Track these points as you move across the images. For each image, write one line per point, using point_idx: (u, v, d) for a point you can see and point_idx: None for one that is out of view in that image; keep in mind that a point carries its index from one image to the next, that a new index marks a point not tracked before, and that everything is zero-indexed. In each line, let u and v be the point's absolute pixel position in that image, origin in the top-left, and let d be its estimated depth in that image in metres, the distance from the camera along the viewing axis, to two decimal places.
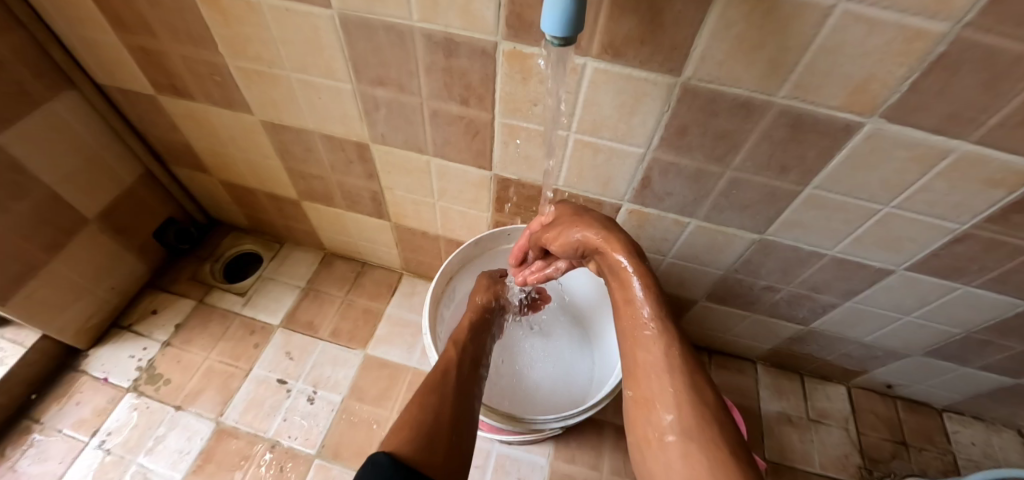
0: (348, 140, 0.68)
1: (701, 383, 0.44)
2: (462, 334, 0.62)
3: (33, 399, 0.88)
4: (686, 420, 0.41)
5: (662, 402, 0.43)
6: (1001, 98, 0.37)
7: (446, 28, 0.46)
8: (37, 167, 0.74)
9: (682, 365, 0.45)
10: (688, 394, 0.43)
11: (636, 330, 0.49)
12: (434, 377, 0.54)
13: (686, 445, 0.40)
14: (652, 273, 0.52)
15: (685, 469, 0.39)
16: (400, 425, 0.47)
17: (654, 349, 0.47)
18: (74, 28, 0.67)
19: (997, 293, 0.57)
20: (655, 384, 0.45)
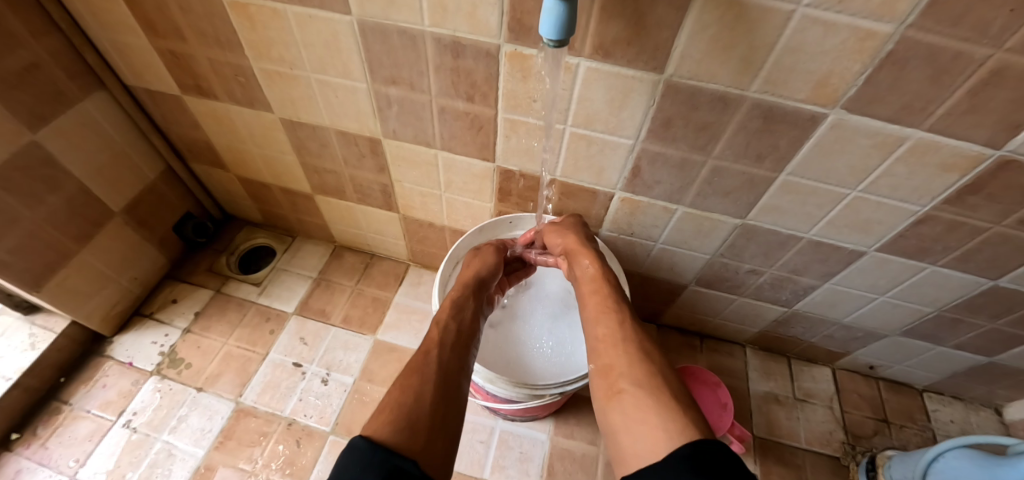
0: (361, 136, 0.73)
1: (649, 350, 0.52)
2: (445, 313, 0.62)
3: (62, 383, 0.93)
4: (639, 377, 0.48)
5: (617, 364, 0.51)
6: (945, 89, 0.42)
7: (454, 32, 0.52)
8: (69, 162, 0.80)
9: (634, 338, 0.53)
10: (637, 356, 0.50)
11: (600, 314, 0.58)
12: (415, 360, 0.54)
13: (637, 395, 0.46)
14: (611, 275, 0.64)
15: (635, 411, 0.44)
16: (379, 412, 0.46)
17: (611, 327, 0.55)
18: (107, 33, 0.72)
19: (961, 271, 0.62)
20: (611, 352, 0.52)
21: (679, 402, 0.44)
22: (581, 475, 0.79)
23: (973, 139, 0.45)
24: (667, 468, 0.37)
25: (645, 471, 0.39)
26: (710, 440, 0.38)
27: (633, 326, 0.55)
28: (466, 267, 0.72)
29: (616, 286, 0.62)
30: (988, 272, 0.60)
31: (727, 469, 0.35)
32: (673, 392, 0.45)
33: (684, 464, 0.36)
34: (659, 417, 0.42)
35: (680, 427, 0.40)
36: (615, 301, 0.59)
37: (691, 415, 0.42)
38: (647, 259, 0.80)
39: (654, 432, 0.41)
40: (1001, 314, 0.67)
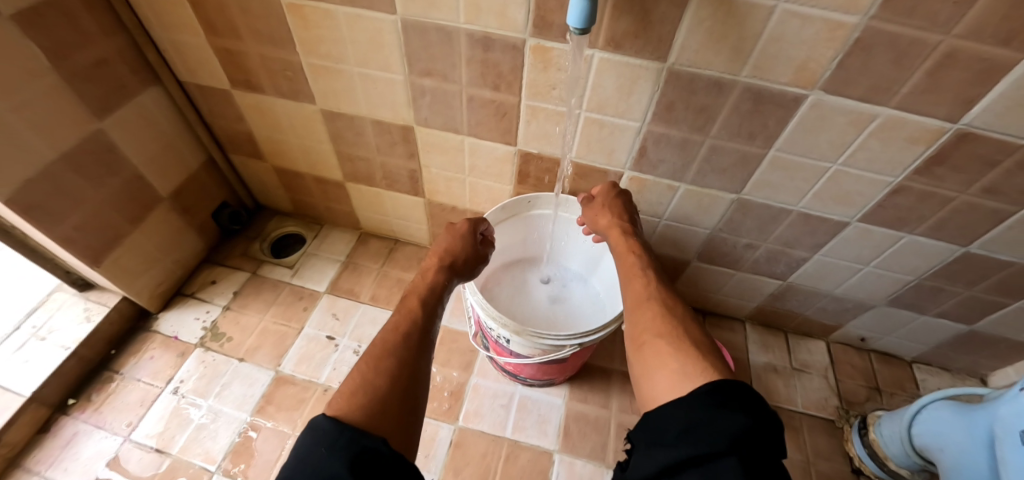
0: (395, 124, 0.82)
1: (676, 311, 0.58)
2: (415, 302, 0.63)
3: (113, 354, 1.02)
4: (661, 327, 0.55)
5: (645, 322, 0.57)
6: (908, 71, 0.49)
7: (485, 28, 0.60)
8: (128, 150, 0.89)
9: (661, 301, 0.60)
10: (664, 315, 0.57)
11: (628, 279, 0.66)
12: (389, 339, 0.55)
13: (660, 342, 0.53)
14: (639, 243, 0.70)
15: (657, 356, 0.52)
16: (349, 392, 0.47)
17: (638, 289, 0.63)
18: (169, 34, 0.82)
19: (935, 239, 0.69)
20: (638, 310, 0.60)
21: (697, 351, 0.50)
22: (594, 435, 0.87)
23: (934, 115, 0.53)
24: (692, 404, 0.43)
25: (667, 408, 0.45)
26: (727, 380, 0.45)
27: (660, 292, 0.61)
28: (443, 250, 0.72)
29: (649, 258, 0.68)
30: (959, 239, 0.68)
31: (746, 403, 0.41)
32: (694, 343, 0.52)
33: (705, 401, 0.42)
34: (680, 364, 0.49)
35: (701, 371, 0.47)
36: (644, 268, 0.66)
37: (710, 360, 0.48)
38: (652, 237, 0.88)
39: (674, 375, 0.48)
40: (977, 281, 0.74)
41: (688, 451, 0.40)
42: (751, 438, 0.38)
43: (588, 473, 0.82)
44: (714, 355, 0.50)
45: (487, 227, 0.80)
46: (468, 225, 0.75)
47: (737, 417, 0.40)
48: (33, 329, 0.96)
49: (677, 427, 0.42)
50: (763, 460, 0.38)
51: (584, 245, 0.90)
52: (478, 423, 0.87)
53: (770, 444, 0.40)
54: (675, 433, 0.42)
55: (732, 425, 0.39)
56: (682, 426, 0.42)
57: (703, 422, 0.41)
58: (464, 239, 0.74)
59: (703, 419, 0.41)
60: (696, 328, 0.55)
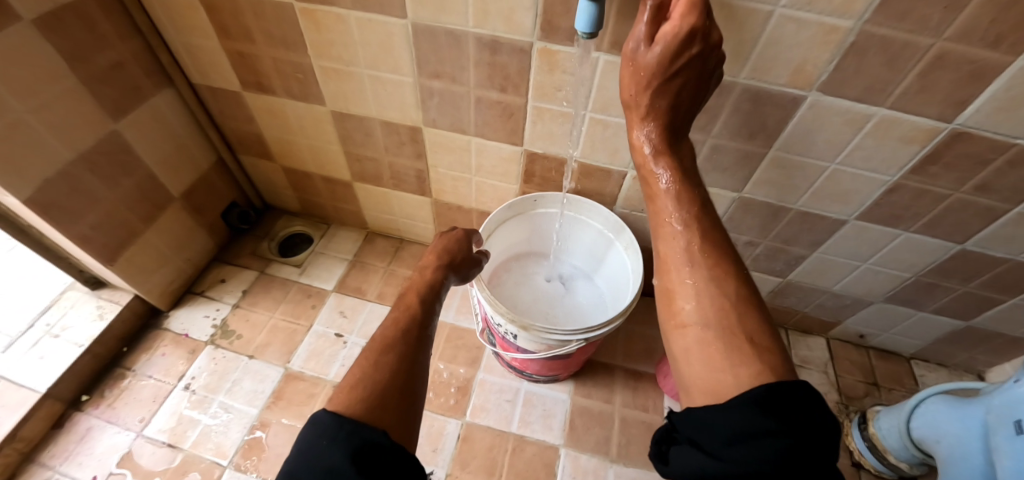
0: (403, 125, 0.84)
1: (725, 277, 0.48)
2: (414, 296, 0.58)
3: (125, 351, 1.04)
4: (706, 309, 0.46)
5: (687, 293, 0.48)
6: (901, 72, 0.51)
7: (493, 32, 0.62)
8: (141, 151, 0.91)
9: (704, 261, 0.49)
10: (712, 289, 0.47)
11: (663, 222, 0.53)
12: (390, 334, 0.51)
13: (704, 332, 0.45)
14: (684, 176, 0.54)
15: (700, 350, 0.44)
16: (349, 387, 0.44)
17: (679, 243, 0.51)
18: (183, 37, 0.84)
19: (931, 236, 0.71)
20: (676, 276, 0.50)
21: (746, 345, 0.42)
22: (598, 428, 0.88)
23: (928, 115, 0.54)
24: (741, 410, 0.37)
25: (708, 408, 0.40)
26: (778, 381, 0.39)
27: (709, 246, 0.50)
28: (441, 246, 0.68)
29: (696, 188, 0.54)
30: (953, 236, 0.69)
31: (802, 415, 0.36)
32: (743, 333, 0.43)
33: (755, 409, 0.37)
34: (726, 363, 0.42)
35: (751, 375, 0.40)
36: (684, 206, 0.52)
37: (762, 358, 0.41)
38: None
39: (718, 378, 0.41)
40: (972, 277, 0.75)
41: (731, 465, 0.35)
42: (805, 457, 0.34)
43: (592, 467, 0.84)
44: (770, 348, 0.42)
45: (478, 236, 0.78)
46: (462, 232, 0.73)
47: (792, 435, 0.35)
48: (46, 326, 0.98)
49: (721, 433, 0.37)
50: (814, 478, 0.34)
51: (589, 243, 0.92)
52: (484, 418, 0.89)
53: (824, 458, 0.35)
54: (718, 440, 0.37)
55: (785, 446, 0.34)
56: (726, 434, 0.37)
57: (751, 434, 0.36)
58: (461, 241, 0.70)
59: (750, 430, 0.36)
60: (749, 307, 0.46)
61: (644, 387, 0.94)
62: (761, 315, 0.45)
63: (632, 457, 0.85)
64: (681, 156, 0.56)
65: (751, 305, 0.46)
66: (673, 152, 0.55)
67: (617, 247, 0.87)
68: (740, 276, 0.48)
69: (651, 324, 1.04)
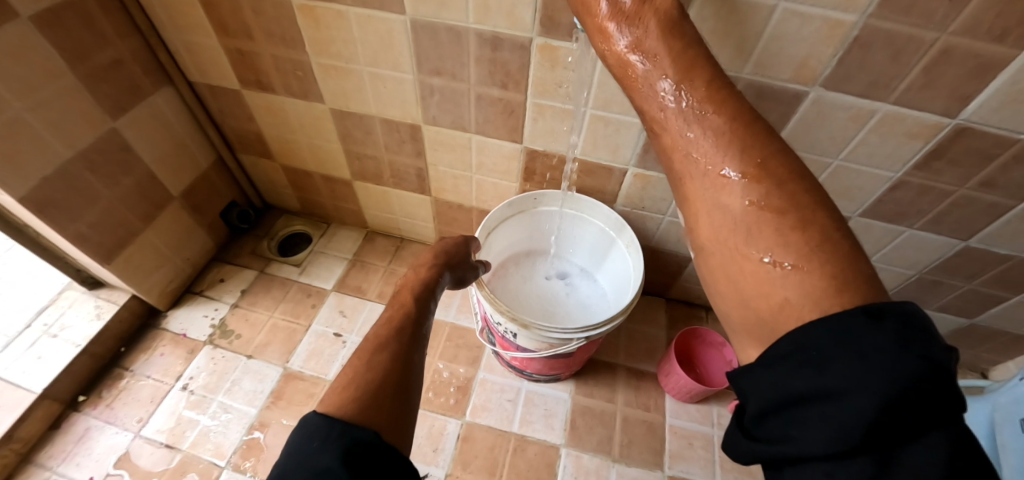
0: (404, 122, 0.83)
1: (729, 178, 0.35)
2: (408, 295, 0.56)
3: (123, 352, 1.03)
4: (740, 237, 0.34)
5: (693, 216, 0.38)
6: (905, 67, 0.51)
7: (494, 28, 0.62)
8: (140, 149, 0.90)
9: (698, 166, 0.37)
10: (714, 203, 0.36)
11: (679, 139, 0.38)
12: (382, 332, 0.49)
13: (741, 266, 0.34)
14: (692, 69, 0.38)
15: (738, 287, 0.34)
16: (341, 386, 0.42)
17: (701, 157, 0.36)
18: (181, 34, 0.83)
19: (935, 233, 0.70)
20: (702, 201, 0.37)
21: (771, 269, 0.32)
22: (600, 428, 0.88)
23: (932, 110, 0.54)
24: (796, 368, 0.28)
25: (756, 366, 0.31)
26: (848, 314, 0.28)
27: (706, 136, 0.36)
28: (437, 246, 0.67)
29: (677, 55, 0.38)
30: (958, 233, 0.69)
31: (889, 352, 0.26)
32: (763, 257, 0.32)
33: (802, 364, 0.28)
34: (749, 297, 0.34)
35: (788, 311, 0.31)
36: (661, 95, 0.38)
37: (798, 281, 0.31)
38: (656, 233, 0.90)
39: (745, 314, 0.34)
40: (976, 275, 0.75)
41: (794, 443, 0.28)
42: (896, 411, 0.25)
43: (595, 467, 0.83)
44: (838, 272, 0.30)
45: (479, 242, 0.77)
46: (460, 237, 0.71)
47: (872, 392, 0.25)
48: (44, 326, 0.98)
49: (769, 399, 0.29)
50: (918, 430, 0.25)
51: (589, 239, 0.92)
52: (486, 417, 0.88)
53: (933, 398, 0.25)
54: (772, 405, 0.29)
55: (861, 410, 0.25)
56: (783, 400, 0.29)
57: (814, 397, 0.27)
58: (458, 243, 0.69)
59: (810, 391, 0.27)
60: (775, 215, 0.33)
61: (646, 386, 0.94)
62: (806, 217, 0.32)
63: (635, 456, 0.85)
64: (651, 20, 0.39)
65: (785, 209, 0.33)
66: (637, 21, 0.40)
67: (618, 246, 0.87)
68: (755, 169, 0.34)
69: (653, 323, 1.03)
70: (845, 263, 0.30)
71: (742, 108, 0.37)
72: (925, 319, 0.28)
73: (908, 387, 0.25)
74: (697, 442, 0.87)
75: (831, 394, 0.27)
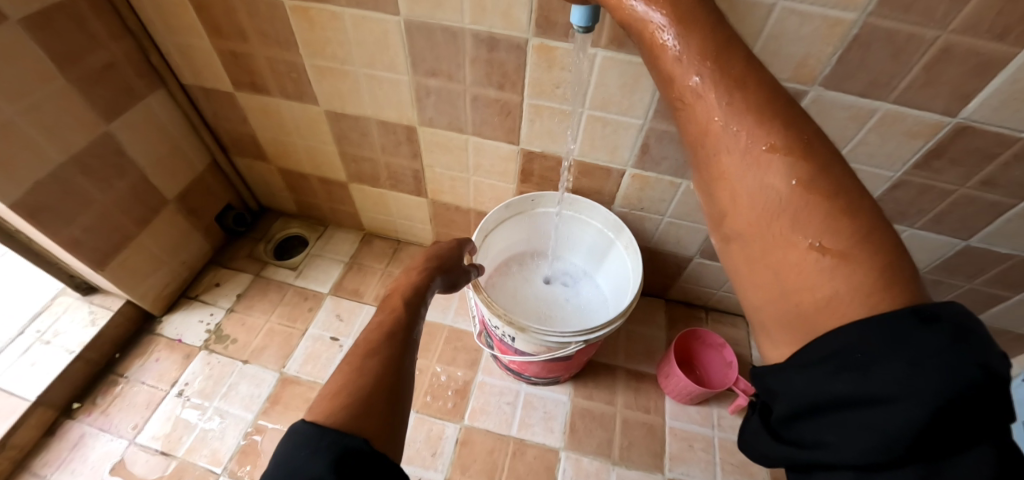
0: (400, 124, 0.82)
1: (773, 154, 0.33)
2: (401, 299, 0.56)
3: (117, 358, 1.02)
4: (784, 224, 0.32)
5: (725, 197, 0.36)
6: (906, 66, 0.50)
7: (490, 29, 0.61)
8: (134, 152, 0.89)
9: (737, 141, 0.34)
10: (755, 183, 0.34)
11: (713, 120, 0.36)
12: (374, 338, 0.49)
13: (786, 255, 0.32)
14: (722, 45, 0.36)
15: (781, 277, 0.32)
16: (332, 393, 0.42)
17: (741, 137, 0.34)
18: (174, 37, 0.82)
19: (935, 233, 0.70)
20: (741, 186, 0.35)
21: (819, 256, 0.30)
22: (600, 431, 0.87)
23: (932, 109, 0.53)
24: (835, 371, 0.28)
25: (793, 367, 0.30)
26: (898, 318, 0.27)
27: (744, 109, 0.34)
28: (429, 250, 0.67)
29: (707, 31, 0.36)
30: (958, 232, 0.68)
31: (941, 360, 0.25)
32: (812, 243, 0.31)
33: (842, 367, 0.27)
34: (790, 288, 0.32)
35: (836, 305, 0.30)
36: (691, 71, 0.36)
37: (846, 272, 0.29)
38: (655, 234, 0.89)
39: (783, 305, 0.33)
40: (977, 274, 0.75)
41: (832, 448, 0.27)
42: (944, 420, 0.24)
43: (595, 470, 0.83)
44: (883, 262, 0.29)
45: (472, 245, 0.76)
46: (453, 242, 0.71)
47: (921, 400, 0.24)
48: (37, 332, 0.96)
49: (806, 403, 0.29)
50: (962, 439, 0.25)
51: (588, 241, 0.91)
52: (485, 421, 0.87)
53: (984, 410, 0.25)
54: (809, 408, 0.29)
55: (907, 418, 0.25)
56: (820, 403, 0.28)
57: (854, 402, 0.27)
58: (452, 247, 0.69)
59: (850, 395, 0.27)
60: (822, 198, 0.31)
61: (646, 387, 0.93)
62: (851, 203, 0.31)
63: (635, 459, 0.84)
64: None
65: (832, 192, 0.32)
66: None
67: (617, 247, 0.86)
68: (800, 146, 0.33)
69: (653, 324, 1.03)
70: (888, 259, 0.30)
71: (773, 86, 0.36)
72: (980, 326, 0.27)
73: (959, 396, 0.24)
74: (698, 444, 0.86)
75: (873, 400, 0.26)
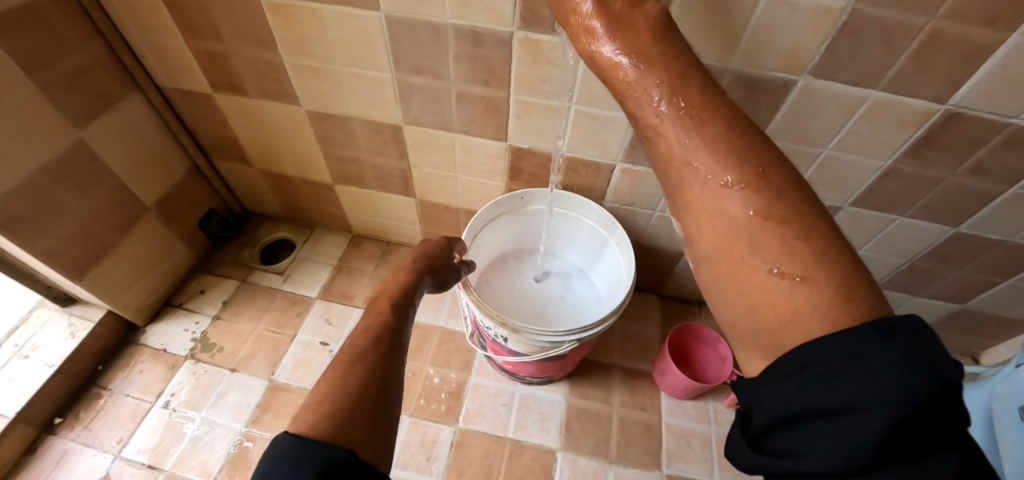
0: (385, 123, 0.80)
1: (731, 188, 0.33)
2: (389, 302, 0.54)
3: (100, 370, 0.99)
4: (748, 251, 0.32)
5: (695, 224, 0.36)
6: (896, 53, 0.49)
7: (474, 23, 0.59)
8: (110, 158, 0.86)
9: (697, 175, 0.34)
10: (717, 214, 0.34)
11: (677, 155, 0.36)
12: (361, 343, 0.47)
13: (753, 283, 0.31)
14: (682, 80, 0.36)
15: (752, 306, 0.32)
16: (316, 403, 0.40)
17: (704, 170, 0.34)
18: (147, 38, 0.79)
19: (926, 221, 0.70)
20: (707, 215, 0.34)
21: (780, 281, 0.30)
22: (597, 430, 0.86)
23: (922, 96, 0.53)
24: (803, 384, 0.27)
25: (764, 379, 0.29)
26: (858, 330, 0.26)
27: (702, 143, 0.34)
28: (416, 250, 0.65)
29: (667, 65, 0.37)
30: (948, 220, 0.68)
31: (894, 373, 0.24)
32: (771, 269, 0.30)
33: (810, 379, 0.27)
34: (755, 308, 0.31)
35: (797, 326, 0.29)
36: (654, 104, 0.36)
37: (807, 295, 0.29)
38: (646, 229, 0.88)
39: (751, 325, 0.32)
40: (967, 261, 0.75)
41: (803, 460, 0.27)
42: (909, 430, 0.24)
43: (592, 469, 0.82)
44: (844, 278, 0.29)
45: (463, 244, 0.74)
46: (443, 239, 0.69)
47: (882, 410, 0.24)
48: (15, 347, 0.93)
49: (777, 415, 0.28)
50: (929, 450, 0.24)
51: (581, 239, 0.90)
52: (480, 423, 0.86)
53: (947, 417, 0.24)
54: (780, 420, 0.28)
55: (870, 430, 0.24)
56: (791, 415, 0.27)
57: (821, 414, 0.26)
58: (442, 247, 0.67)
59: (818, 407, 0.26)
60: (778, 225, 0.31)
61: (641, 384, 0.93)
62: (810, 226, 0.31)
63: (633, 457, 0.84)
64: (641, 24, 0.38)
65: (787, 217, 0.31)
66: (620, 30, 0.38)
67: (611, 246, 0.85)
68: (755, 178, 0.32)
69: (646, 320, 1.02)
70: (849, 264, 0.30)
71: (734, 113, 0.35)
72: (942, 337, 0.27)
73: (920, 406, 0.24)
74: (694, 440, 0.86)
75: (840, 411, 0.25)
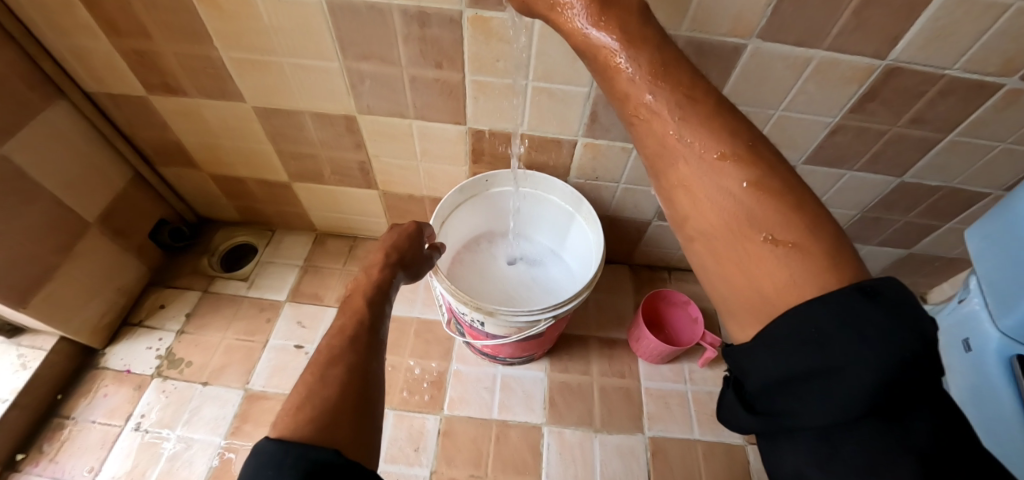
0: (337, 115, 0.77)
1: (724, 161, 0.33)
2: (361, 299, 0.53)
3: (59, 399, 0.94)
4: (741, 222, 0.32)
5: (686, 200, 0.35)
6: (839, 12, 0.50)
7: (419, 3, 0.57)
8: (40, 174, 0.80)
9: (693, 150, 0.34)
10: (709, 185, 0.33)
11: (669, 134, 0.35)
12: (333, 344, 0.46)
13: (749, 252, 0.31)
14: (673, 65, 0.36)
15: (747, 278, 0.32)
16: (295, 407, 0.38)
17: (696, 146, 0.34)
18: (63, 39, 0.72)
19: (873, 172, 0.73)
20: (698, 190, 0.34)
21: (772, 247, 0.30)
22: (580, 402, 0.88)
23: (864, 52, 0.54)
24: (797, 348, 0.28)
25: (757, 345, 0.30)
26: (845, 292, 0.27)
27: (697, 122, 0.34)
28: (388, 243, 0.63)
29: (655, 50, 0.37)
30: (893, 170, 0.72)
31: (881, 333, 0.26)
32: (765, 236, 0.31)
33: (803, 344, 0.27)
34: (755, 276, 0.31)
35: (792, 291, 0.30)
36: (642, 86, 0.36)
37: (799, 261, 0.29)
38: (612, 201, 0.89)
39: (748, 295, 0.32)
40: (912, 207, 0.79)
41: (798, 416, 0.28)
42: (893, 383, 0.26)
43: (578, 441, 0.84)
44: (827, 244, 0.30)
45: (432, 231, 0.73)
46: (414, 225, 0.67)
47: (873, 369, 0.25)
48: None
49: (772, 378, 0.29)
50: (908, 395, 0.26)
51: (551, 218, 0.90)
52: (465, 409, 0.87)
53: (926, 367, 0.26)
54: (774, 382, 0.29)
55: (860, 386, 0.26)
56: (785, 377, 0.28)
57: (817, 375, 0.27)
58: (413, 236, 0.65)
59: (812, 369, 0.27)
60: (774, 196, 0.32)
61: (619, 353, 0.95)
62: (798, 196, 0.32)
63: (616, 424, 0.86)
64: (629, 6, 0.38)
65: (781, 189, 0.32)
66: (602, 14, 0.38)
67: (578, 220, 0.85)
68: (747, 151, 0.33)
69: (620, 291, 1.04)
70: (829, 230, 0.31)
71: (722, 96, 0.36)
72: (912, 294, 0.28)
73: (905, 361, 0.25)
74: (673, 401, 0.90)
75: (832, 371, 0.27)
